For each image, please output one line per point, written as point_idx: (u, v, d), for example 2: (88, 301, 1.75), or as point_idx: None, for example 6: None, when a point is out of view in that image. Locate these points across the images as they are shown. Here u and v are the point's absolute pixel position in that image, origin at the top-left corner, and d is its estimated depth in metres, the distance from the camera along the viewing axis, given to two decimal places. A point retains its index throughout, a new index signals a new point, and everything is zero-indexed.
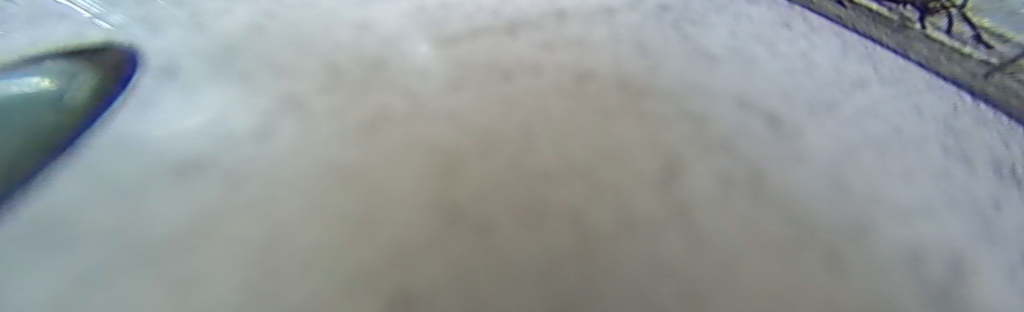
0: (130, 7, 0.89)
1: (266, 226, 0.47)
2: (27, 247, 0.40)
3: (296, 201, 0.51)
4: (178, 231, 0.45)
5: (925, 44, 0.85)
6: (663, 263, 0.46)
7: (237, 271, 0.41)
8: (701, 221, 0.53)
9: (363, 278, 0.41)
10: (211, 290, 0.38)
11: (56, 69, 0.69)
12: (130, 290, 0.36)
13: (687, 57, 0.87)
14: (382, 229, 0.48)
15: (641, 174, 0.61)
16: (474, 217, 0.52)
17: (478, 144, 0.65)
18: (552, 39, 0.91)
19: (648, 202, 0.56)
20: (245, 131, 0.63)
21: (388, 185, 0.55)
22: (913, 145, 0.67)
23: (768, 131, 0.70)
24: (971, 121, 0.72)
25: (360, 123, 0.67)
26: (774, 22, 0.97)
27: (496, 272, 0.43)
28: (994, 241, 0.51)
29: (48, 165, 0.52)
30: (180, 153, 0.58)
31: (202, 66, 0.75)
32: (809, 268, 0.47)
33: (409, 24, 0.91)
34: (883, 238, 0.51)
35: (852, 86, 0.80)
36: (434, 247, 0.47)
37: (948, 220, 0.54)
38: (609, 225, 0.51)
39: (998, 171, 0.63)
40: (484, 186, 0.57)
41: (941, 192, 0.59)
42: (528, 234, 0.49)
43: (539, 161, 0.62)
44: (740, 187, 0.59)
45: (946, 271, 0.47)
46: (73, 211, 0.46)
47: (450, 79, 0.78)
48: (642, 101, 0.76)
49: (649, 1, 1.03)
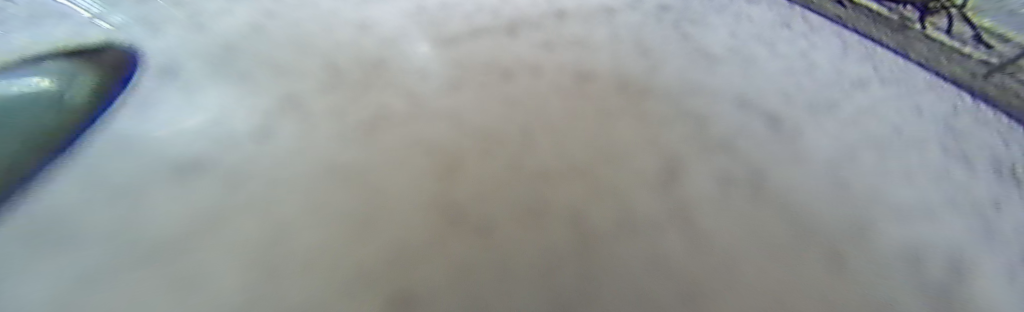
0: (129, 7, 0.89)
1: (266, 226, 0.47)
2: (30, 246, 0.40)
3: (297, 201, 0.52)
4: (179, 231, 0.46)
5: (925, 44, 0.85)
6: (663, 263, 0.46)
7: (238, 270, 0.41)
8: (701, 220, 0.53)
9: (364, 278, 0.41)
10: (212, 289, 0.38)
11: (57, 69, 0.69)
12: (133, 290, 0.37)
13: (687, 57, 0.87)
14: (383, 229, 0.49)
15: (641, 174, 0.61)
16: (474, 217, 0.52)
17: (478, 144, 0.65)
18: (552, 40, 0.91)
19: (647, 202, 0.56)
20: (245, 131, 0.63)
21: (388, 186, 0.55)
22: (913, 145, 0.67)
23: (768, 131, 0.70)
24: (971, 121, 0.72)
25: (361, 123, 0.67)
26: (774, 22, 0.97)
27: (497, 272, 0.43)
28: (993, 241, 0.51)
29: (49, 165, 0.52)
30: (180, 153, 0.58)
31: (202, 66, 0.75)
32: (809, 268, 0.47)
33: (409, 23, 0.91)
34: (882, 237, 0.51)
35: (852, 86, 0.80)
36: (435, 247, 0.47)
37: (948, 220, 0.54)
38: (610, 224, 0.52)
39: (998, 171, 0.63)
40: (484, 185, 0.57)
41: (941, 192, 0.59)
42: (528, 234, 0.49)
43: (539, 161, 0.63)
44: (740, 187, 0.59)
45: (945, 271, 0.47)
46: (75, 210, 0.47)
47: (450, 79, 0.78)
48: (642, 101, 0.76)
49: (649, 1, 1.03)
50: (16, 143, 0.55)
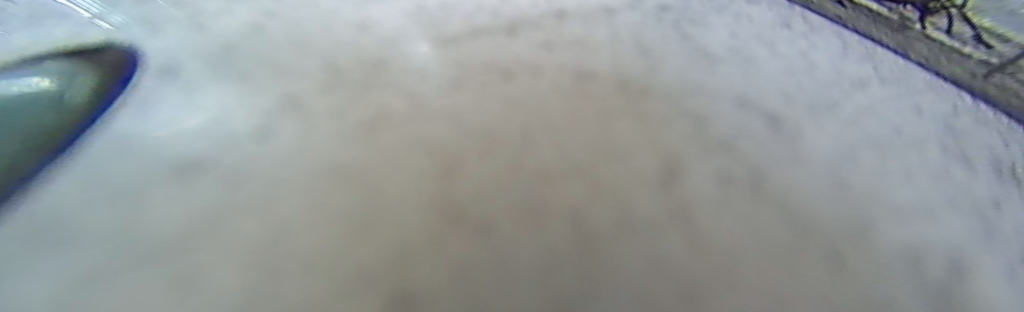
0: (129, 7, 0.89)
1: (266, 226, 0.47)
2: (31, 246, 0.40)
3: (297, 201, 0.52)
4: (179, 231, 0.45)
5: (925, 44, 0.85)
6: (663, 264, 0.46)
7: (239, 270, 0.41)
8: (701, 220, 0.54)
9: (364, 278, 0.41)
10: (212, 289, 0.38)
11: (58, 69, 0.69)
12: (133, 290, 0.37)
13: (687, 57, 0.87)
14: (383, 229, 0.49)
15: (641, 174, 0.61)
16: (474, 217, 0.52)
17: (479, 144, 0.65)
18: (552, 39, 0.91)
19: (648, 202, 0.56)
20: (246, 131, 0.63)
21: (388, 185, 0.55)
22: (913, 145, 0.67)
23: (768, 131, 0.70)
24: (971, 121, 0.72)
25: (361, 123, 0.67)
26: (774, 22, 0.97)
27: (497, 271, 0.43)
28: (994, 241, 0.51)
29: (48, 165, 0.52)
30: (180, 153, 0.58)
31: (202, 66, 0.75)
32: (810, 268, 0.47)
33: (409, 23, 0.91)
34: (882, 237, 0.51)
35: (852, 86, 0.80)
36: (435, 247, 0.47)
37: (948, 220, 0.54)
38: (610, 225, 0.52)
39: (998, 171, 0.63)
40: (484, 185, 0.57)
41: (940, 192, 0.59)
42: (528, 234, 0.49)
43: (539, 161, 0.63)
44: (740, 187, 0.59)
45: (945, 271, 0.47)
46: (75, 210, 0.47)
47: (450, 79, 0.78)
48: (642, 101, 0.76)
49: (649, 2, 1.03)
50: (16, 143, 0.55)
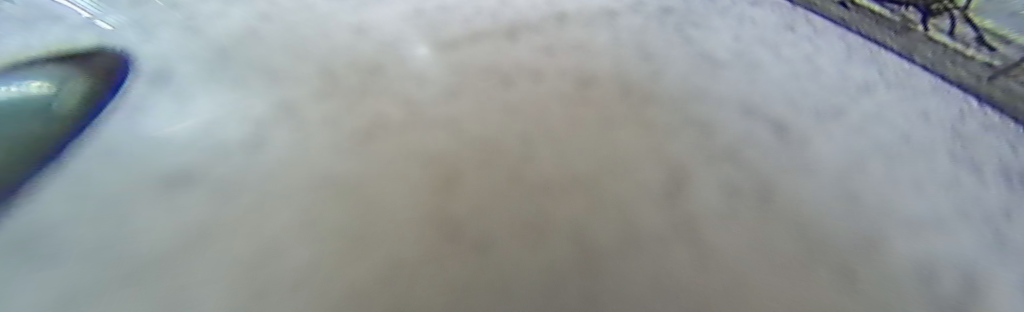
0: (126, 8, 0.87)
1: (254, 239, 0.46)
2: (14, 260, 0.39)
3: (291, 212, 0.50)
4: (164, 243, 0.44)
5: (927, 46, 0.84)
6: (668, 280, 0.44)
7: (228, 281, 0.40)
8: (708, 233, 0.52)
9: (359, 294, 0.39)
10: (199, 304, 0.36)
11: (48, 74, 0.68)
12: (117, 304, 0.35)
13: (689, 62, 0.86)
14: (375, 245, 0.46)
15: (643, 185, 0.59)
16: (472, 229, 0.50)
17: (479, 154, 0.64)
18: (553, 44, 0.89)
19: (651, 215, 0.54)
20: (240, 139, 0.61)
21: (384, 198, 0.54)
22: (920, 151, 0.66)
23: (773, 138, 0.69)
24: (979, 126, 0.71)
25: (355, 131, 0.65)
26: (777, 25, 0.96)
27: (496, 285, 0.42)
28: (1010, 253, 0.49)
29: (46, 168, 0.53)
30: (170, 162, 0.56)
31: (198, 69, 0.73)
32: (816, 283, 0.45)
33: (407, 27, 0.90)
34: (894, 249, 0.50)
35: (859, 91, 0.78)
36: (431, 260, 0.45)
37: (960, 230, 0.52)
38: (613, 239, 0.49)
39: (1009, 180, 0.61)
40: (482, 200, 0.55)
41: (952, 201, 0.57)
42: (528, 248, 0.47)
43: (540, 173, 0.61)
44: (746, 194, 0.58)
45: (961, 285, 0.45)
46: (61, 221, 0.45)
47: (448, 86, 0.77)
48: (645, 108, 0.75)
49: (651, 4, 1.02)
50: (15, 143, 0.56)
